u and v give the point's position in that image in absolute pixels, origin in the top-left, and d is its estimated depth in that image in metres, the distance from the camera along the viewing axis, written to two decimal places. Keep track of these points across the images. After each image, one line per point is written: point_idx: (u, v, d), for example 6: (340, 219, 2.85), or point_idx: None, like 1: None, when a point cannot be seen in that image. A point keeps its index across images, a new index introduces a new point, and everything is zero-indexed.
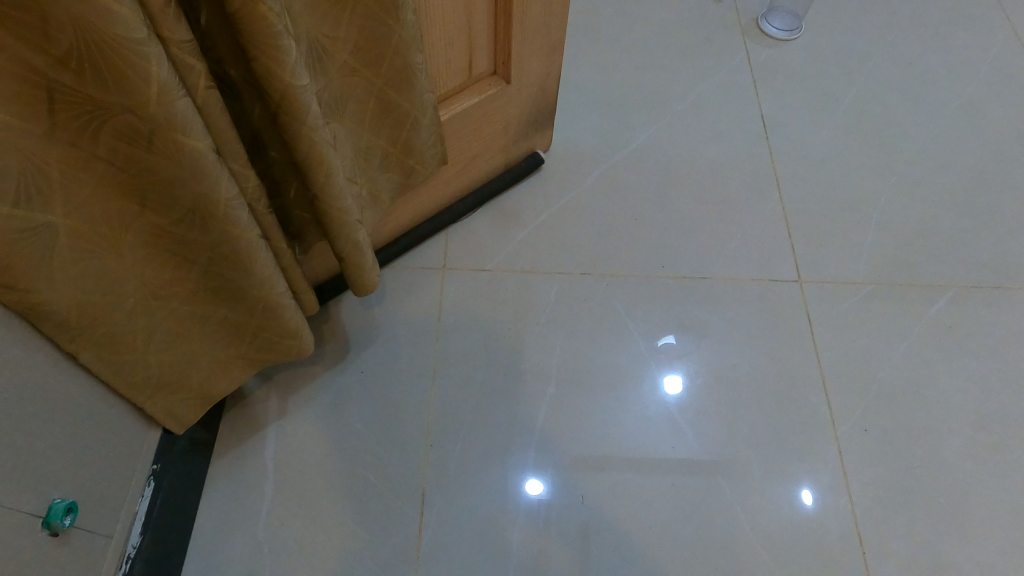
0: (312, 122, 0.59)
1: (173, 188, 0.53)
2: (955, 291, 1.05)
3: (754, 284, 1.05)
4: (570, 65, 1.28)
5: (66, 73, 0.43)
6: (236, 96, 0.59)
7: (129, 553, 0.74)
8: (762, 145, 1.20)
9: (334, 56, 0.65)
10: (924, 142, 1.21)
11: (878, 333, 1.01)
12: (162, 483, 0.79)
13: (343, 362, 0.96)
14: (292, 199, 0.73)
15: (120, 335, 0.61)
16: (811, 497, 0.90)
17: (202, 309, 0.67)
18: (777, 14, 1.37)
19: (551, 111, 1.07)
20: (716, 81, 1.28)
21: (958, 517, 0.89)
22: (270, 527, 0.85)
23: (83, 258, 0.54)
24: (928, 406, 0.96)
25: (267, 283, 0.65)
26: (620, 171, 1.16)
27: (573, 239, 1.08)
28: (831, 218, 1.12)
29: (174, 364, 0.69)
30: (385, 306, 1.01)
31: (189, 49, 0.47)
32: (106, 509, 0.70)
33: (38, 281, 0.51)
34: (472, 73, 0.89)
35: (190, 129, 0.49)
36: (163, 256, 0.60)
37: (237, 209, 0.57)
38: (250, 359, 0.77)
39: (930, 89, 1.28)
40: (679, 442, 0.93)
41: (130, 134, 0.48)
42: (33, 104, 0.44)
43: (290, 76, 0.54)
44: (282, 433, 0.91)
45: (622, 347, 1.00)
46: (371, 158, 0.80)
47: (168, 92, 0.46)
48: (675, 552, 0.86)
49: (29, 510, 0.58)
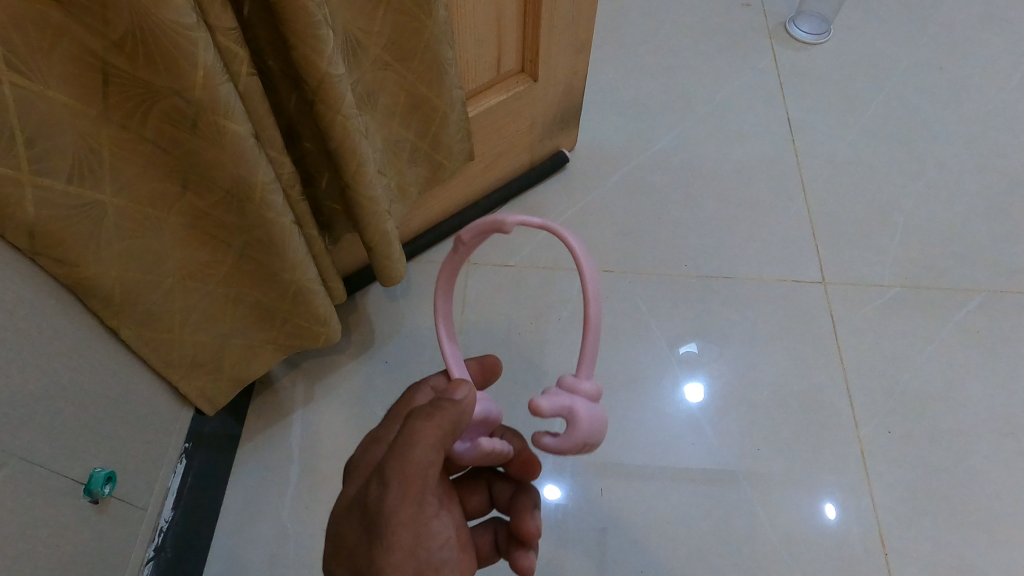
0: (345, 111, 0.61)
1: (214, 171, 0.56)
2: (984, 296, 1.04)
3: (778, 285, 1.05)
4: (596, 67, 1.30)
5: (120, 57, 0.46)
6: (273, 87, 0.62)
7: (160, 527, 0.77)
8: (788, 147, 1.20)
9: (368, 50, 0.67)
10: (954, 147, 1.20)
11: (904, 337, 1.01)
12: (193, 462, 0.82)
13: (368, 353, 0.98)
14: (324, 189, 0.76)
15: (158, 313, 0.64)
16: (834, 508, 0.89)
17: (236, 291, 0.69)
18: (805, 18, 1.37)
19: (576, 110, 1.08)
20: (743, 83, 1.28)
21: (982, 522, 0.88)
22: (294, 511, 0.87)
23: (128, 237, 0.56)
24: (954, 410, 0.95)
25: (298, 268, 0.67)
26: (645, 172, 1.16)
27: (598, 238, 1.09)
28: (857, 222, 1.11)
29: (208, 346, 0.71)
30: (410, 299, 1.03)
31: (233, 36, 0.49)
32: (140, 483, 0.73)
33: (86, 257, 0.54)
34: (501, 70, 0.91)
35: (232, 113, 0.51)
36: (201, 238, 0.62)
37: (272, 193, 0.59)
38: (281, 345, 0.79)
39: (961, 93, 1.27)
40: (699, 441, 0.93)
41: (176, 118, 0.51)
42: (89, 86, 0.48)
43: (327, 66, 0.56)
44: (307, 419, 0.93)
45: (644, 345, 1.00)
46: (400, 152, 0.82)
47: (212, 77, 0.48)
48: (695, 550, 0.86)
49: (71, 477, 0.61)
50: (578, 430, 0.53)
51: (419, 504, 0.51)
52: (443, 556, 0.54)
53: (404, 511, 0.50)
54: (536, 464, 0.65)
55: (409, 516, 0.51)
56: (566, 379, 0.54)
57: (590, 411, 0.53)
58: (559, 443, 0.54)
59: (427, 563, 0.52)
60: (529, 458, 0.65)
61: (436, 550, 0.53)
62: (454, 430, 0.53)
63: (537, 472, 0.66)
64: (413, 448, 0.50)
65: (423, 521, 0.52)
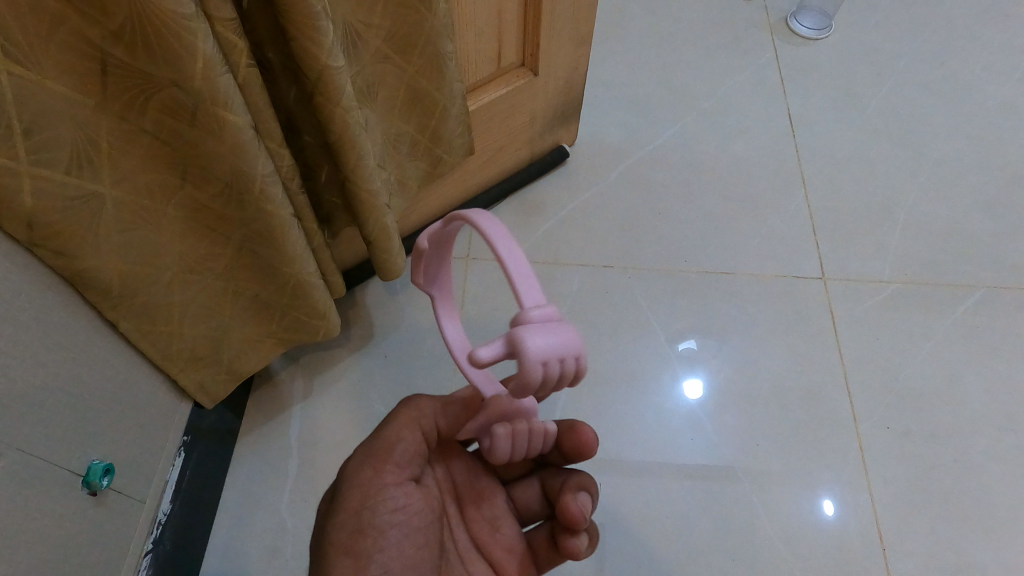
0: (345, 104, 0.61)
1: (213, 164, 0.55)
2: (983, 292, 1.04)
3: (778, 280, 1.05)
4: (596, 62, 1.29)
5: (119, 47, 0.46)
6: (273, 79, 0.62)
7: (159, 520, 0.77)
8: (789, 143, 1.20)
9: (368, 42, 0.67)
10: (955, 143, 1.20)
11: (903, 334, 1.01)
12: (192, 456, 0.82)
13: (367, 347, 0.98)
14: (323, 183, 0.75)
15: (157, 306, 0.64)
16: (832, 505, 0.89)
17: (236, 285, 0.69)
18: (807, 13, 1.37)
19: (576, 105, 1.08)
20: (744, 78, 1.28)
21: (980, 518, 0.88)
22: (293, 504, 0.87)
23: (127, 228, 0.56)
24: (953, 406, 0.95)
25: (297, 262, 0.67)
26: (645, 167, 1.16)
27: (598, 233, 1.09)
28: (857, 218, 1.11)
29: (206, 339, 0.71)
30: (410, 293, 1.03)
31: (232, 26, 0.49)
32: (139, 476, 0.72)
33: (85, 248, 0.54)
34: (501, 64, 0.91)
35: (231, 105, 0.51)
36: (200, 231, 0.62)
37: (272, 186, 0.59)
38: (280, 339, 0.79)
39: (962, 89, 1.27)
40: (698, 436, 0.93)
41: (176, 109, 0.51)
42: (87, 76, 0.47)
43: (326, 58, 0.56)
44: (306, 413, 0.93)
45: (643, 340, 1.00)
46: (400, 145, 0.82)
47: (212, 68, 0.48)
48: (692, 545, 0.86)
49: (69, 469, 0.61)
50: (556, 372, 0.44)
51: (378, 470, 0.58)
52: (392, 526, 0.57)
53: (361, 473, 0.58)
54: (587, 428, 0.64)
55: (366, 480, 0.58)
56: (515, 319, 0.45)
57: (563, 348, 0.44)
58: (538, 390, 0.45)
59: (371, 524, 0.56)
60: (573, 422, 0.64)
61: (388, 517, 0.57)
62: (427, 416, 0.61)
63: (593, 449, 0.64)
64: (387, 426, 0.60)
65: (378, 487, 0.57)
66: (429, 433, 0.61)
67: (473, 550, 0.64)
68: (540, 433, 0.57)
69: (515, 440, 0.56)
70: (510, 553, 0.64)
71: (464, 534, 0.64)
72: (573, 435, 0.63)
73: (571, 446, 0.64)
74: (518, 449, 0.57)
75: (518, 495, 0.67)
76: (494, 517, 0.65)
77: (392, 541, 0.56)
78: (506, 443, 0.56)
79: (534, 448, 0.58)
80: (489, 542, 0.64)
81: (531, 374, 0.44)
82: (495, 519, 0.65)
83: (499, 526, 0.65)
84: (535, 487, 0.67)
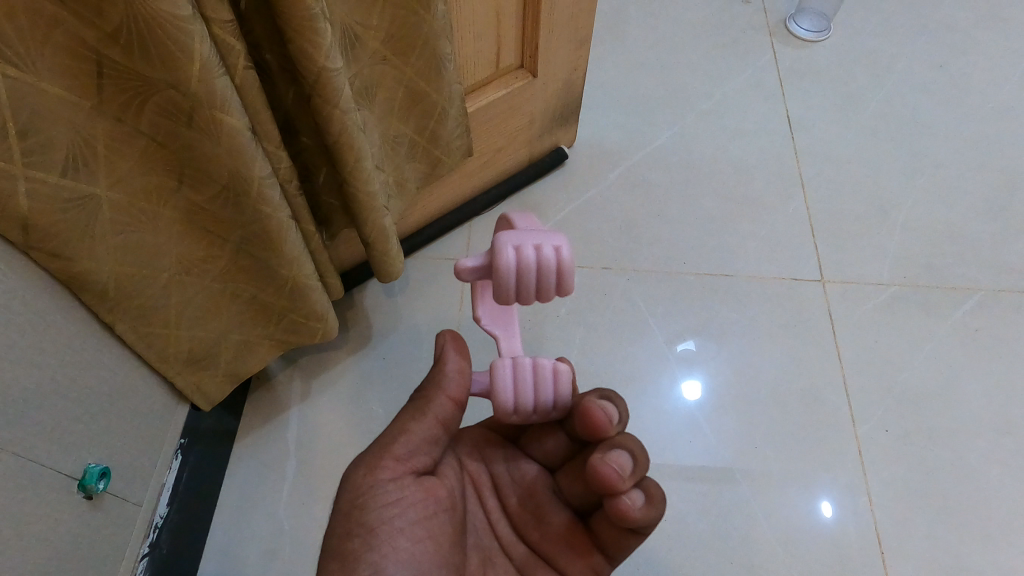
0: (344, 105, 0.60)
1: (210, 165, 0.55)
2: (982, 294, 1.04)
3: (777, 283, 1.05)
4: (595, 63, 1.29)
5: (115, 48, 0.46)
6: (270, 81, 0.61)
7: (156, 523, 0.76)
8: (787, 145, 1.20)
9: (366, 44, 0.67)
10: (953, 144, 1.20)
11: (902, 336, 1.00)
12: (189, 458, 0.82)
13: (366, 349, 0.98)
14: (322, 184, 0.75)
15: (154, 308, 0.63)
16: (830, 507, 0.89)
17: (234, 287, 0.69)
18: (805, 15, 1.37)
19: (575, 107, 1.08)
20: (743, 80, 1.28)
21: (978, 521, 0.88)
22: (291, 507, 0.86)
23: (124, 230, 0.56)
24: (951, 409, 0.95)
25: (296, 263, 0.67)
26: (644, 168, 1.16)
27: (597, 234, 1.09)
28: (856, 220, 1.11)
29: (204, 341, 0.71)
30: (408, 295, 1.02)
31: (229, 28, 0.49)
32: (135, 479, 0.72)
33: (81, 250, 0.54)
34: (500, 65, 0.91)
35: (228, 107, 0.50)
36: (198, 233, 0.62)
37: (269, 188, 0.58)
38: (278, 342, 0.78)
39: (960, 91, 1.27)
40: (697, 439, 0.93)
41: (173, 110, 0.50)
42: (83, 79, 0.47)
43: (324, 60, 0.56)
44: (304, 415, 0.92)
45: (641, 342, 1.00)
46: (399, 147, 0.82)
47: (209, 70, 0.48)
48: (691, 548, 0.86)
49: (65, 472, 0.60)
50: (527, 257, 0.54)
51: (374, 467, 0.57)
52: (384, 521, 0.55)
53: (359, 472, 0.58)
54: (596, 404, 0.57)
55: (361, 478, 0.57)
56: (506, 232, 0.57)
57: (537, 240, 0.55)
58: (515, 277, 0.54)
59: (361, 521, 0.55)
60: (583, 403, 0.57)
61: (381, 513, 0.55)
62: (433, 408, 0.59)
63: (608, 428, 0.57)
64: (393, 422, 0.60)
65: (371, 484, 0.56)
66: (438, 426, 0.60)
67: (518, 543, 0.64)
68: (546, 368, 0.59)
69: (517, 372, 0.59)
70: (560, 540, 0.63)
71: (508, 528, 0.64)
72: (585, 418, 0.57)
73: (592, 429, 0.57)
74: (520, 383, 0.59)
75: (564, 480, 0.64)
76: (539, 508, 0.64)
77: (386, 537, 0.55)
78: (505, 370, 0.59)
79: (540, 389, 0.59)
80: (535, 534, 0.63)
81: (503, 255, 0.54)
82: (540, 509, 0.64)
83: (546, 516, 0.64)
84: (579, 471, 0.63)
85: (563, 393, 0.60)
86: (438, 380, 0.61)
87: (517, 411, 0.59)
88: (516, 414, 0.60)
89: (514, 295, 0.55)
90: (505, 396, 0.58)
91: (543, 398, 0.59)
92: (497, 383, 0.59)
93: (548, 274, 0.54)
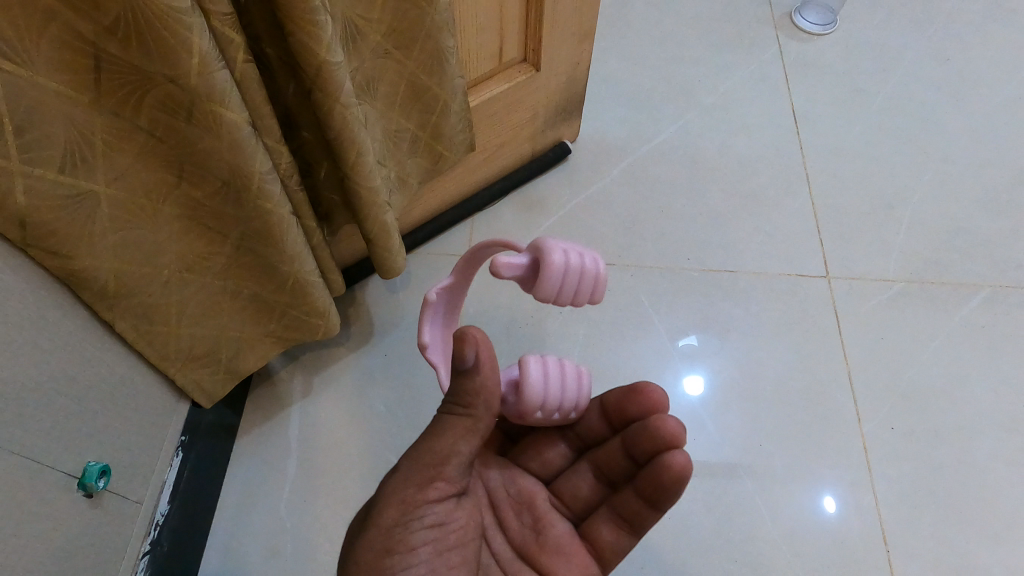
0: (345, 100, 0.60)
1: (210, 161, 0.54)
2: (990, 291, 1.03)
3: (781, 279, 1.04)
4: (599, 57, 1.28)
5: (112, 42, 0.45)
6: (271, 74, 0.60)
7: (156, 521, 0.76)
8: (793, 139, 1.19)
9: (367, 37, 0.66)
10: (960, 139, 1.19)
11: (908, 332, 1.00)
12: (190, 455, 0.81)
13: (367, 346, 0.97)
14: (323, 180, 0.74)
15: (154, 305, 0.63)
16: (833, 503, 0.88)
17: (234, 284, 0.68)
18: (811, 8, 1.35)
19: (578, 101, 1.07)
20: (748, 74, 1.27)
21: (984, 519, 0.87)
22: (293, 504, 0.86)
23: (123, 227, 0.55)
24: (957, 406, 0.94)
25: (297, 260, 0.66)
26: (648, 163, 1.15)
27: (600, 230, 1.08)
28: (862, 216, 1.10)
29: (205, 339, 0.70)
30: (410, 291, 1.02)
31: (228, 21, 0.48)
32: (136, 476, 0.72)
33: (80, 247, 0.53)
34: (503, 59, 0.90)
35: (228, 101, 0.50)
36: (198, 229, 0.61)
37: (270, 184, 0.58)
38: (279, 339, 0.78)
39: (966, 85, 1.25)
40: (701, 436, 0.92)
41: (172, 105, 0.49)
42: (80, 73, 0.46)
43: (325, 53, 0.55)
44: (305, 412, 0.92)
45: (644, 339, 0.99)
46: (401, 142, 0.81)
47: (208, 63, 0.47)
48: (695, 545, 0.86)
49: (64, 470, 0.60)
50: (574, 262, 0.54)
51: (423, 486, 0.56)
52: (425, 543, 0.55)
53: (404, 488, 0.56)
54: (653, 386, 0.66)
55: (408, 495, 0.55)
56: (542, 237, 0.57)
57: (578, 248, 0.55)
58: (559, 280, 0.53)
59: (402, 541, 0.54)
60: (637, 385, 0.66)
61: (423, 534, 0.55)
62: (482, 429, 0.57)
63: (664, 407, 0.66)
64: (437, 438, 0.56)
65: (418, 503, 0.56)
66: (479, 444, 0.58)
67: (516, 561, 0.63)
68: (572, 370, 0.61)
69: (545, 368, 0.60)
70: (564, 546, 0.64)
71: (505, 543, 0.64)
72: (638, 395, 0.66)
73: (640, 407, 0.66)
74: (550, 380, 0.59)
75: (565, 486, 0.68)
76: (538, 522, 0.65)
77: (425, 559, 0.55)
78: (536, 367, 0.59)
79: (568, 389, 0.60)
80: (536, 546, 0.63)
81: (552, 257, 0.53)
82: (540, 523, 0.65)
83: (547, 526, 0.65)
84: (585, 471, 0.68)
85: (585, 394, 0.62)
86: (479, 393, 0.55)
87: (543, 408, 0.60)
88: (539, 412, 0.60)
89: (552, 297, 0.55)
90: (536, 392, 0.59)
91: (569, 397, 0.61)
92: (528, 379, 0.59)
93: (587, 282, 0.55)
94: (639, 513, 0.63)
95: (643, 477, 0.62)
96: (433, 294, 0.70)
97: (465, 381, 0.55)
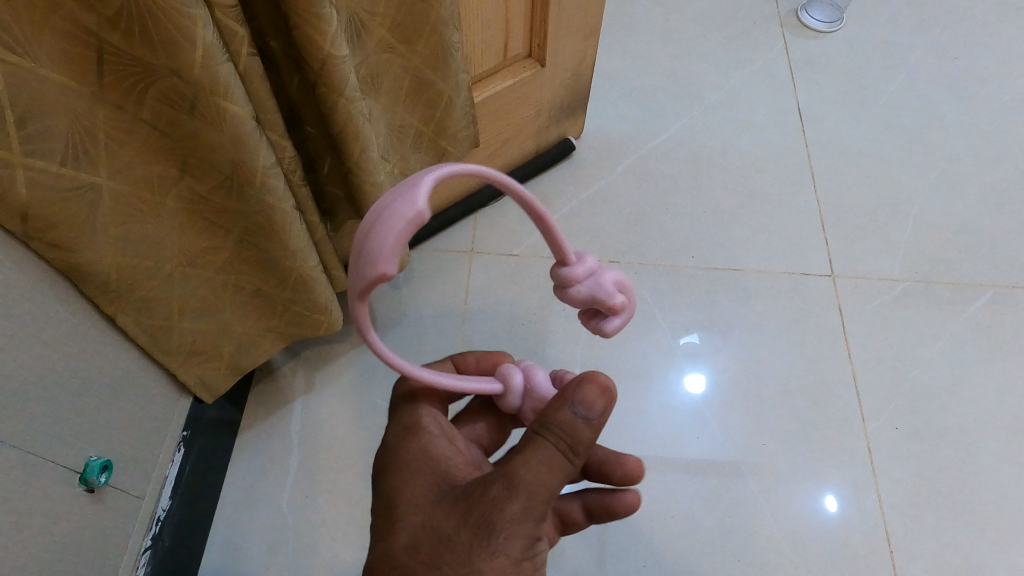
0: (350, 94, 0.59)
1: (214, 155, 0.54)
2: (995, 291, 1.03)
3: (786, 277, 1.04)
4: (604, 53, 1.27)
5: (115, 35, 0.44)
6: (275, 68, 0.60)
7: (158, 516, 0.76)
8: (798, 137, 1.18)
9: (372, 32, 0.65)
10: (966, 138, 1.18)
11: (913, 332, 0.99)
12: (191, 451, 0.81)
13: (369, 342, 0.97)
14: (326, 175, 0.74)
15: (156, 299, 0.62)
16: (835, 502, 0.88)
17: (237, 279, 0.68)
18: (818, 6, 1.35)
19: (583, 98, 1.07)
20: (753, 71, 1.26)
21: (988, 520, 0.87)
22: (294, 500, 0.86)
23: (125, 221, 0.55)
24: (962, 406, 0.94)
25: (300, 255, 0.66)
26: (652, 160, 1.14)
27: (603, 227, 1.08)
28: (866, 214, 1.10)
29: (207, 334, 0.70)
30: (412, 287, 1.01)
31: (233, 14, 0.48)
32: (137, 472, 0.72)
33: (83, 240, 0.53)
34: (508, 55, 0.89)
35: (232, 94, 0.49)
36: (200, 223, 0.61)
37: (274, 178, 0.57)
38: (281, 334, 0.78)
39: (974, 84, 1.25)
40: (704, 434, 0.92)
41: (175, 98, 0.49)
42: (82, 65, 0.46)
43: (330, 47, 0.54)
44: (308, 408, 0.91)
45: (648, 336, 0.99)
46: (404, 138, 0.80)
47: (212, 56, 0.47)
48: (697, 544, 0.85)
49: (66, 465, 0.60)
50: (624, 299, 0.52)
51: (540, 520, 0.47)
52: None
53: (521, 527, 0.46)
54: None
55: (528, 527, 0.47)
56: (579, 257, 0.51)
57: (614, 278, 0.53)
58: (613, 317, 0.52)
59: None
60: None
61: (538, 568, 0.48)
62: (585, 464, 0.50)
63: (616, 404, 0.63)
64: (553, 469, 0.47)
65: (537, 539, 0.47)
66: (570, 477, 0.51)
67: None
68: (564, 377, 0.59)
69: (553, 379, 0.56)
70: None
71: None
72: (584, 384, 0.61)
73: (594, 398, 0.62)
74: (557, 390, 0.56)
75: None
76: None
77: None
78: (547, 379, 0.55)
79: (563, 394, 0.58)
80: None
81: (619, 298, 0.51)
82: None
83: None
84: None
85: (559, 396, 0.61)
86: (576, 435, 0.48)
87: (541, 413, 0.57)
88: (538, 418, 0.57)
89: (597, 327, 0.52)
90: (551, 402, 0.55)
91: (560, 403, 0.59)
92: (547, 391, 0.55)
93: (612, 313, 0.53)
94: (576, 524, 0.64)
95: (595, 497, 0.63)
96: (392, 269, 0.39)
97: (572, 419, 0.48)
